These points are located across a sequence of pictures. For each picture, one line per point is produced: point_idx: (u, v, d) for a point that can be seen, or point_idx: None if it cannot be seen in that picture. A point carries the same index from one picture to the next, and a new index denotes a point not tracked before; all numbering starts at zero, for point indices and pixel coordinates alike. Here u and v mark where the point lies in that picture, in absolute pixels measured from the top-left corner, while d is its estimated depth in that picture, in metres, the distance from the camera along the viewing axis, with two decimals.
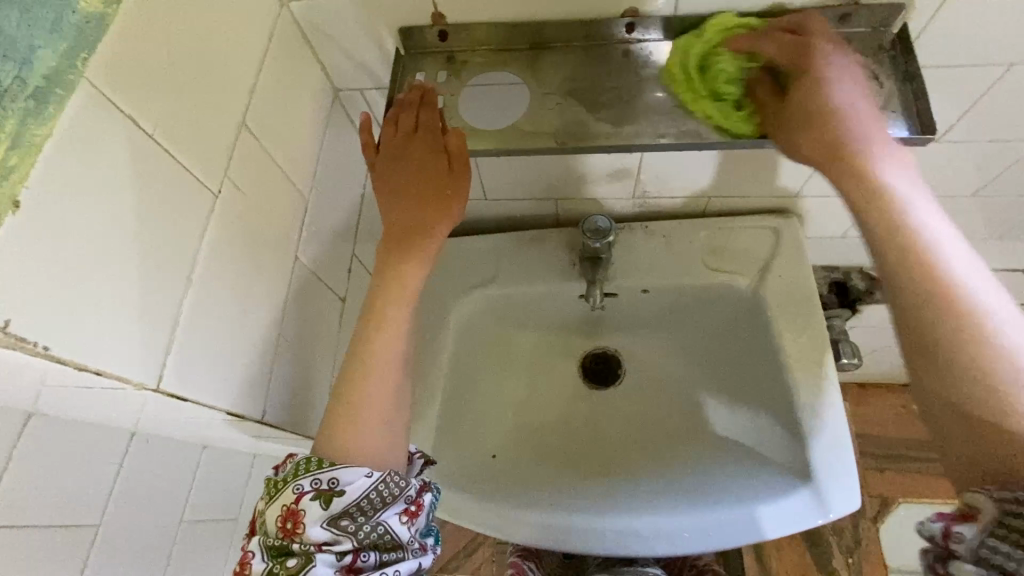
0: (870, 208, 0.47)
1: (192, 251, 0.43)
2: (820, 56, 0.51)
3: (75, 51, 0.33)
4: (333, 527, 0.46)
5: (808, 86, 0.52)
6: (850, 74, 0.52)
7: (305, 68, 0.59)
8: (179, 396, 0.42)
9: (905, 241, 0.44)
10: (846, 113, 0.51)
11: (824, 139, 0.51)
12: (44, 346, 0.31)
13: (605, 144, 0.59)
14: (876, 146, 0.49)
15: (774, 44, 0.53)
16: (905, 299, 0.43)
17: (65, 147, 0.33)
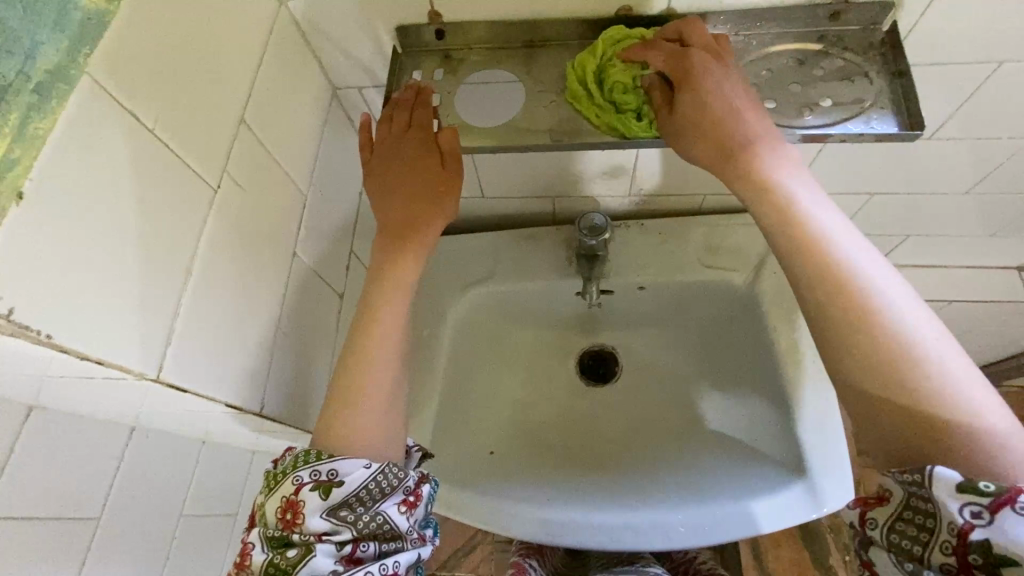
0: (774, 217, 0.48)
1: (192, 244, 0.44)
2: (697, 64, 0.53)
3: (77, 47, 0.34)
4: (333, 517, 0.47)
5: (693, 95, 0.53)
6: (727, 75, 0.53)
7: (304, 66, 0.60)
8: (178, 387, 0.42)
9: (807, 247, 0.46)
10: (733, 118, 0.52)
11: (724, 148, 0.52)
12: (46, 334, 0.32)
13: (599, 141, 0.60)
14: (765, 147, 0.51)
15: (660, 56, 0.54)
16: (817, 308, 0.44)
17: (68, 140, 0.33)
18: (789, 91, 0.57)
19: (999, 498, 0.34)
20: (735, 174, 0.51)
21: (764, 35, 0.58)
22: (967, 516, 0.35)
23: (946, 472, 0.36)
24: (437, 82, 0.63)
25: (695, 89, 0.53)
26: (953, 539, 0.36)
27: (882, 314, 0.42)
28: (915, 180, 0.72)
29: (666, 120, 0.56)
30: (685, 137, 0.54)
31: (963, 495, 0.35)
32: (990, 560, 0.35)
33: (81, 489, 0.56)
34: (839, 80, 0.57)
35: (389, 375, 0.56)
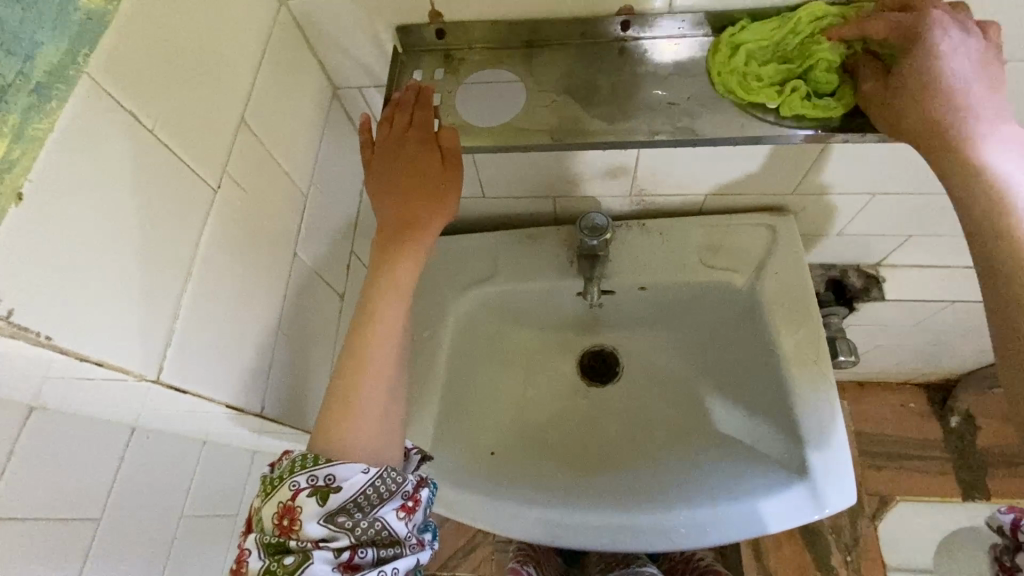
0: (975, 193, 0.45)
1: (193, 244, 0.43)
2: (934, 32, 0.48)
3: (77, 48, 0.34)
4: (330, 523, 0.47)
5: (912, 68, 0.49)
6: (976, 52, 0.48)
7: (304, 66, 0.60)
8: (178, 388, 0.42)
9: (1008, 230, 0.43)
10: (951, 94, 0.48)
11: (926, 125, 0.49)
12: (46, 335, 0.32)
13: (601, 140, 0.59)
14: (983, 130, 0.47)
15: (881, 25, 0.50)
16: (1002, 292, 0.42)
17: (68, 140, 0.33)
18: (792, 91, 0.57)
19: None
20: (938, 151, 0.48)
21: None
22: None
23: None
24: (438, 81, 0.62)
25: (921, 61, 0.49)
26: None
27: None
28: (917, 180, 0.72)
29: (877, 95, 0.53)
30: (894, 111, 0.51)
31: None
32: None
33: (82, 488, 0.56)
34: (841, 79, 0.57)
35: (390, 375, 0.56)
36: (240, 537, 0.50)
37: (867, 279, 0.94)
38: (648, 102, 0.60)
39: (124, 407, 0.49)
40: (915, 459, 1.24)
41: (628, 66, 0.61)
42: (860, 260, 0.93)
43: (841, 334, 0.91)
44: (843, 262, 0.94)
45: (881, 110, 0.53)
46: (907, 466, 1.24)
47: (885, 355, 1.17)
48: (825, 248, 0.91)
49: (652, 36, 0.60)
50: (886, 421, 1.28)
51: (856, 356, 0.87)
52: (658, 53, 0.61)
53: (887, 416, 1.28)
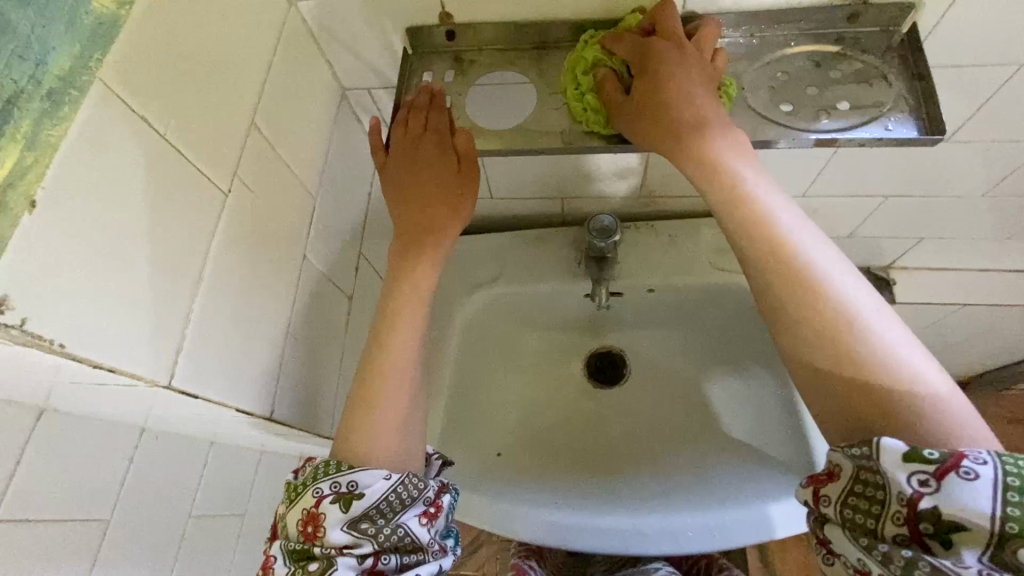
0: (733, 212, 0.48)
1: (204, 249, 0.43)
2: (661, 53, 0.52)
3: (89, 53, 0.33)
4: (354, 530, 0.47)
5: (655, 88, 0.52)
6: (699, 62, 0.52)
7: (313, 67, 0.60)
8: (190, 394, 0.42)
9: (771, 237, 0.46)
10: (686, 111, 0.51)
11: (677, 138, 0.51)
12: (59, 343, 0.32)
13: (552, 146, 0.59)
14: (720, 140, 0.50)
15: (627, 46, 0.54)
16: (778, 299, 0.44)
17: (79, 145, 0.33)
18: (807, 94, 0.56)
19: (943, 465, 0.35)
20: (701, 171, 0.50)
21: (780, 37, 0.57)
22: (915, 484, 0.35)
23: (889, 441, 0.36)
24: (448, 83, 0.62)
25: (660, 81, 0.52)
26: (901, 510, 0.36)
27: (836, 293, 0.43)
28: (927, 184, 0.71)
29: (632, 118, 0.53)
30: (654, 135, 0.52)
31: (909, 463, 0.35)
32: (939, 525, 0.35)
33: (91, 489, 0.56)
34: (858, 82, 0.56)
35: (405, 378, 0.56)
36: (266, 543, 0.50)
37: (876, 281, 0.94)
38: None
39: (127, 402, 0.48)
40: None
41: None
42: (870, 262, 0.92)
43: None
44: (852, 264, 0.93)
45: (639, 137, 0.53)
46: None
47: None
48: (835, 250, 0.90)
49: None
50: None
51: None
52: None
53: None
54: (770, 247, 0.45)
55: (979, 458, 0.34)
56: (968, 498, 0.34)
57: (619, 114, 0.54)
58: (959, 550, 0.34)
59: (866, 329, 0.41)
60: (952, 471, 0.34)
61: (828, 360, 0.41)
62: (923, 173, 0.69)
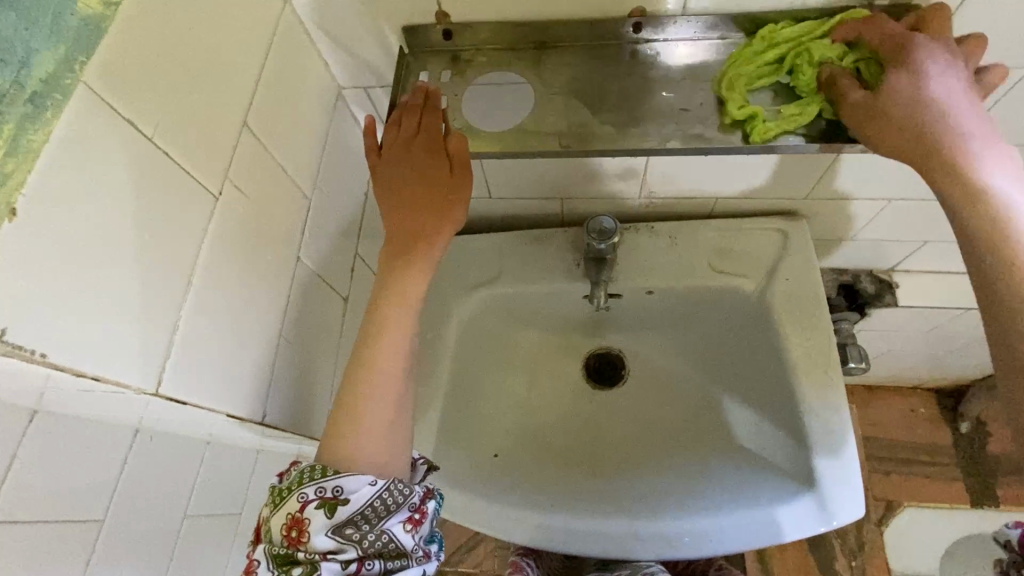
0: (967, 204, 0.44)
1: (193, 254, 0.43)
2: (921, 48, 0.48)
3: (74, 55, 0.33)
4: (338, 536, 0.47)
5: (908, 79, 0.48)
6: (963, 68, 0.49)
7: (308, 65, 0.59)
8: (176, 399, 0.42)
9: (1009, 239, 0.41)
10: (937, 108, 0.47)
11: (918, 134, 0.48)
12: (41, 353, 0.31)
13: (756, 142, 0.56)
14: (979, 150, 0.46)
15: (880, 36, 0.50)
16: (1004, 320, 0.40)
17: (61, 150, 0.32)
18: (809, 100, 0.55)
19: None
20: (940, 163, 0.46)
21: None
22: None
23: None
24: (444, 83, 0.61)
25: (915, 74, 0.48)
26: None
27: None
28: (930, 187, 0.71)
29: (858, 107, 0.51)
30: (882, 121, 0.49)
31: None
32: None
33: (85, 490, 0.55)
34: None
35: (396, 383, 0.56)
36: (249, 548, 0.50)
37: (880, 284, 0.93)
38: (659, 108, 0.58)
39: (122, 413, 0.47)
40: (924, 464, 1.22)
41: (640, 70, 0.59)
42: (872, 264, 0.91)
43: (851, 339, 0.89)
44: (855, 266, 0.92)
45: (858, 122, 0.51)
46: (916, 471, 1.22)
47: (896, 360, 1.16)
48: (837, 252, 0.89)
49: (664, 39, 0.58)
50: (895, 425, 1.26)
51: (867, 363, 0.86)
52: (671, 57, 0.59)
53: (897, 420, 1.26)
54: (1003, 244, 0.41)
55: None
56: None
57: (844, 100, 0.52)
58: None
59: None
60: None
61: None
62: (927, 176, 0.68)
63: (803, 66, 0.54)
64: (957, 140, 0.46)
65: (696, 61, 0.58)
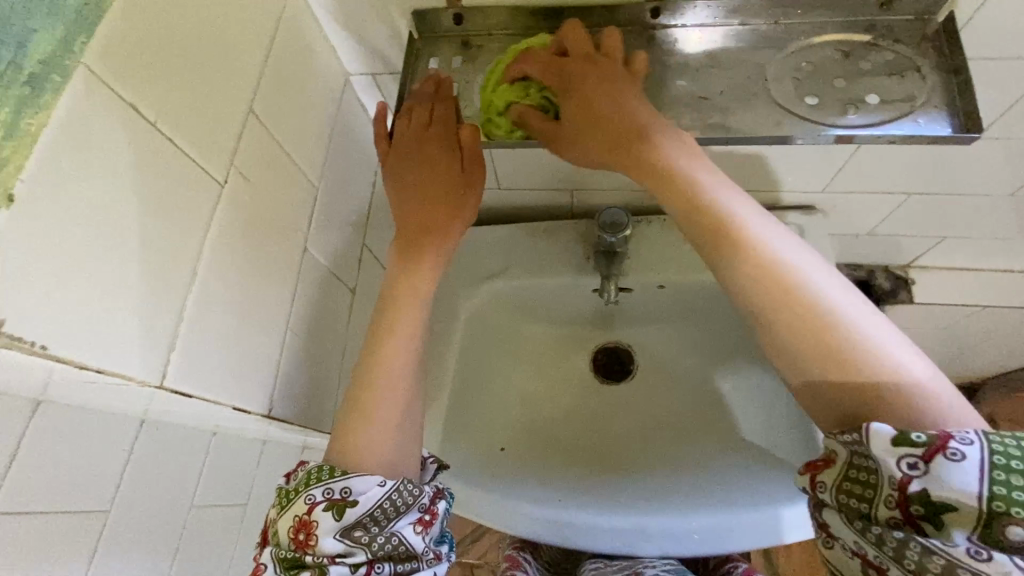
0: (721, 254, 0.45)
1: (197, 244, 0.42)
2: (579, 71, 0.52)
3: (73, 36, 0.31)
4: (347, 539, 0.46)
5: (594, 105, 0.52)
6: (621, 81, 0.52)
7: (314, 51, 0.57)
8: (183, 393, 0.41)
9: (731, 252, 0.45)
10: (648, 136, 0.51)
11: (641, 158, 0.50)
12: (41, 345, 0.31)
13: None
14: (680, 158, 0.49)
15: (539, 67, 0.54)
16: (765, 332, 0.43)
17: (62, 135, 0.31)
18: (832, 86, 0.51)
19: (930, 447, 0.34)
20: (678, 200, 0.48)
21: (804, 25, 0.53)
22: (904, 468, 0.35)
23: (878, 425, 0.36)
24: (455, 70, 0.59)
25: (599, 95, 0.51)
26: (893, 494, 0.36)
27: (830, 313, 0.41)
28: (943, 180, 0.69)
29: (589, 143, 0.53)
30: (631, 163, 0.51)
31: (897, 447, 0.35)
32: (933, 505, 0.34)
33: (91, 483, 0.50)
34: (889, 74, 0.51)
35: (405, 379, 0.55)
36: (258, 550, 0.50)
37: (894, 279, 0.92)
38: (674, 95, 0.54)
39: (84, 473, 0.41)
40: None
41: (654, 57, 0.55)
42: (886, 259, 0.90)
43: None
44: (868, 261, 0.91)
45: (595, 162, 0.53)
46: None
47: None
48: (850, 247, 0.87)
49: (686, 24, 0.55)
50: None
51: None
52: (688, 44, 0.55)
53: None
54: (756, 282, 0.43)
55: (966, 438, 0.34)
56: (957, 476, 0.33)
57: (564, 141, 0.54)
58: (951, 532, 0.34)
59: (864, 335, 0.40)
60: (941, 453, 0.34)
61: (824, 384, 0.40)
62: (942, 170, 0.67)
63: (500, 110, 0.56)
64: (677, 162, 0.49)
65: (715, 47, 0.55)
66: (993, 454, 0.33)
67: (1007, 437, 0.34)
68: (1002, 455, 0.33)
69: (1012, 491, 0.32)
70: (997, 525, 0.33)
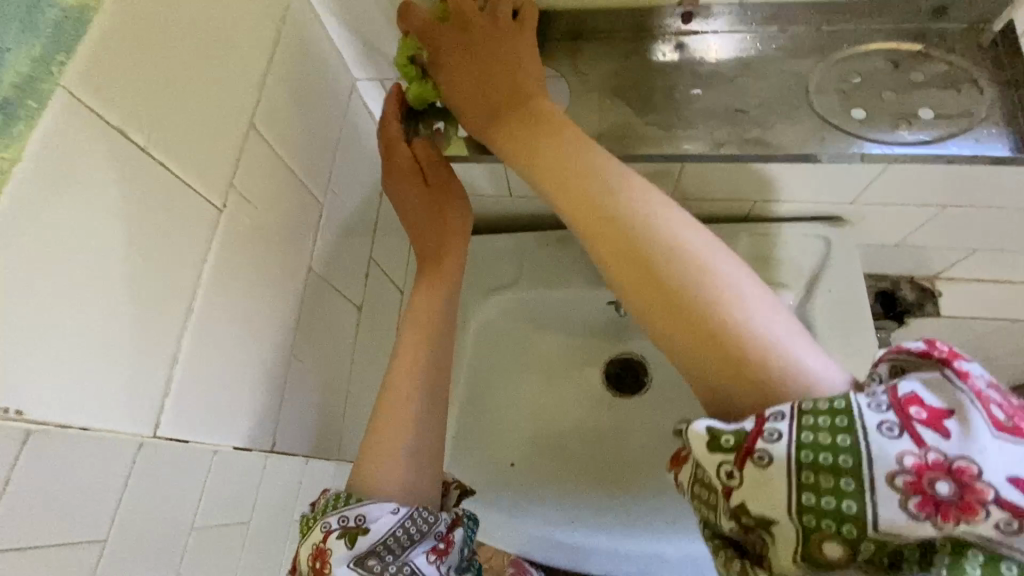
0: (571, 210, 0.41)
1: (194, 275, 0.39)
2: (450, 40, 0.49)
3: (51, 54, 0.29)
4: (360, 568, 0.43)
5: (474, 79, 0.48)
6: (492, 36, 0.49)
7: (320, 57, 0.54)
8: (180, 440, 0.39)
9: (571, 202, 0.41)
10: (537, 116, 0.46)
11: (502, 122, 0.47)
12: (15, 410, 0.28)
13: None
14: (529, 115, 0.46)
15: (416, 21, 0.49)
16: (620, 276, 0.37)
17: (42, 169, 0.28)
18: (882, 99, 0.48)
19: (740, 451, 0.29)
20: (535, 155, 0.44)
21: (849, 30, 0.50)
22: (723, 478, 0.29)
23: (699, 423, 0.30)
24: None
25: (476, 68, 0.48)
26: (722, 504, 0.30)
27: (684, 260, 0.35)
28: (988, 191, 0.65)
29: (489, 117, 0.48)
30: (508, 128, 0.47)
31: (713, 454, 0.29)
32: (757, 519, 0.29)
33: None
34: (943, 87, 0.47)
35: (412, 407, 0.51)
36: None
37: (921, 291, 0.87)
38: (702, 106, 0.50)
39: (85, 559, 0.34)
40: None
41: (685, 67, 0.51)
42: (914, 271, 0.86)
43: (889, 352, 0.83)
44: (894, 273, 0.87)
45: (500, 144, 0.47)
46: None
47: None
48: (879, 258, 0.83)
49: (718, 31, 0.51)
50: None
51: None
52: (714, 55, 0.51)
53: None
54: (624, 263, 0.37)
55: (776, 432, 0.28)
56: (772, 484, 0.28)
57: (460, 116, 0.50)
58: (780, 551, 0.29)
59: (733, 295, 0.34)
60: (749, 457, 0.28)
61: (708, 371, 0.33)
62: (988, 181, 0.62)
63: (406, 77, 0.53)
64: (532, 115, 0.46)
65: (749, 53, 0.51)
66: (802, 449, 0.28)
67: (821, 414, 0.28)
68: (810, 451, 0.27)
69: (820, 498, 0.27)
70: (812, 541, 0.28)
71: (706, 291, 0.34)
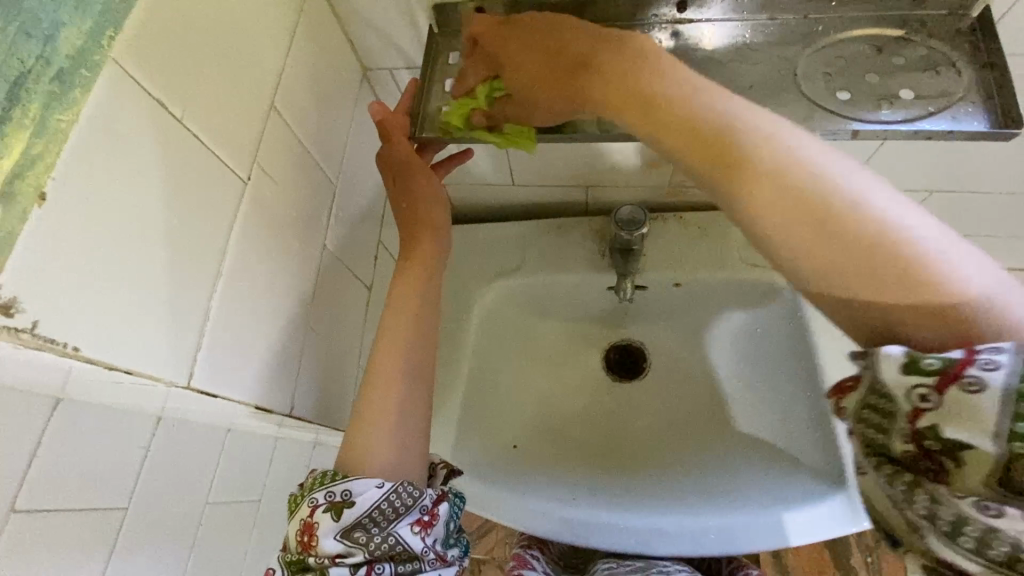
0: (719, 174, 0.36)
1: (222, 241, 0.41)
2: (507, 45, 0.49)
3: (101, 29, 0.31)
4: (346, 539, 0.46)
5: (551, 61, 0.46)
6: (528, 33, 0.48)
7: (334, 45, 0.57)
8: (209, 393, 0.41)
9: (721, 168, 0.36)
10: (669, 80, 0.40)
11: (610, 76, 0.42)
12: (71, 346, 0.31)
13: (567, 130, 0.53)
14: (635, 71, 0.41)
15: (473, 72, 0.53)
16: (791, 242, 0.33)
17: (91, 132, 0.31)
18: (864, 82, 0.50)
19: (945, 375, 0.27)
20: (655, 117, 0.39)
21: (836, 19, 0.52)
22: (914, 400, 0.28)
23: (890, 348, 0.29)
24: None
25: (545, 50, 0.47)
26: (907, 426, 0.29)
27: (863, 212, 0.32)
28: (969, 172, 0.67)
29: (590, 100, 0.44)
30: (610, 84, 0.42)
31: (907, 376, 0.28)
32: (946, 443, 0.28)
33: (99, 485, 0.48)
34: (923, 69, 0.50)
35: (409, 376, 0.55)
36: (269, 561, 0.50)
37: None
38: None
39: (122, 492, 0.37)
40: None
41: (679, 54, 0.54)
42: None
43: None
44: None
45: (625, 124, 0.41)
46: None
47: None
48: None
49: (710, 21, 0.55)
50: None
51: None
52: (707, 43, 0.54)
53: None
54: (791, 227, 0.33)
55: (992, 361, 0.27)
56: (976, 409, 0.27)
57: (563, 112, 0.48)
58: (968, 474, 0.28)
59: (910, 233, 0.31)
60: (956, 382, 0.27)
61: (892, 317, 0.30)
62: (968, 161, 0.65)
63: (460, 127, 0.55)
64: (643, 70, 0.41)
65: (739, 41, 0.54)
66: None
67: None
68: None
69: None
70: (1019, 467, 0.26)
71: (884, 233, 0.31)
